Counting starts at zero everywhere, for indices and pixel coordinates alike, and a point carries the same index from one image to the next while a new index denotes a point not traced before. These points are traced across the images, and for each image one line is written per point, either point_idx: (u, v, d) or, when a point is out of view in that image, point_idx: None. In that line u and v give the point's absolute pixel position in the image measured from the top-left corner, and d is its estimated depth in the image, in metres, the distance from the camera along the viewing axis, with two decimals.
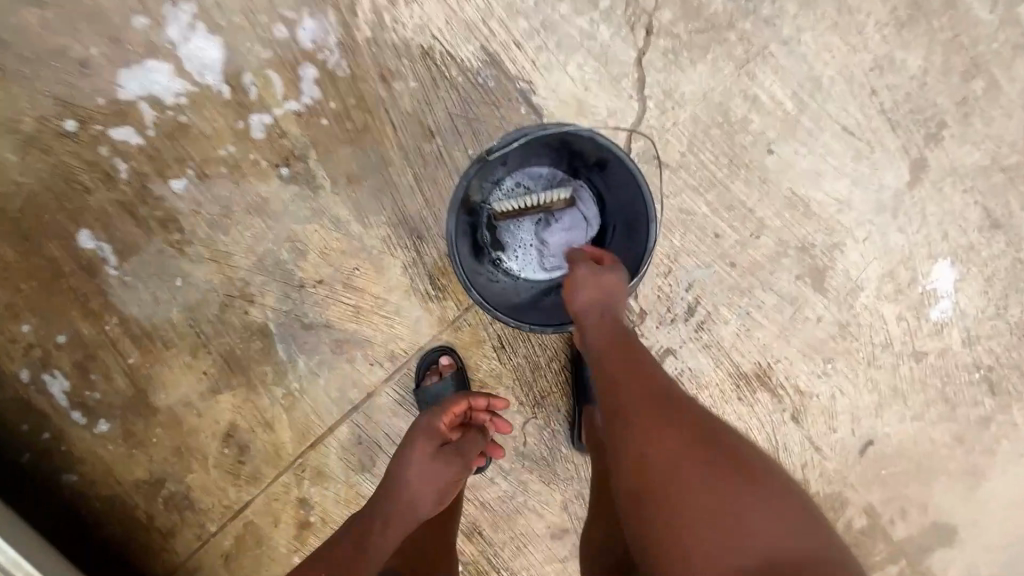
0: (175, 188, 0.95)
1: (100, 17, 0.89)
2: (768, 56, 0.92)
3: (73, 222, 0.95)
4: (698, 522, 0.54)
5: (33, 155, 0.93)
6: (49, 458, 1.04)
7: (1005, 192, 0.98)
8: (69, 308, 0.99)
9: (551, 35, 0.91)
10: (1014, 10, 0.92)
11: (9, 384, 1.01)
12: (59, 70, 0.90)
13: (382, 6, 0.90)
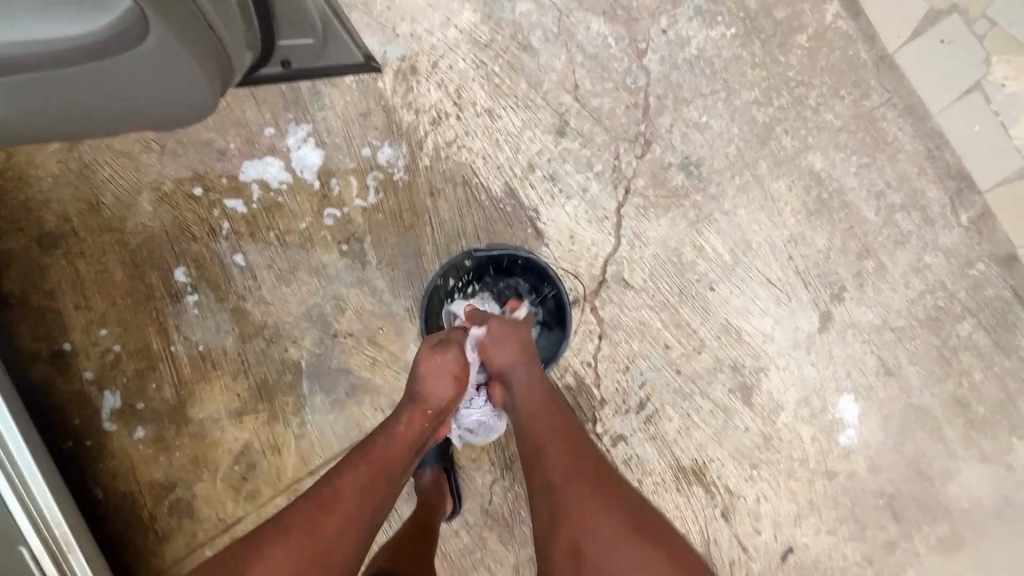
0: (235, 263, 1.24)
1: (242, 123, 1.25)
2: (714, 221, 1.26)
3: (175, 260, 1.24)
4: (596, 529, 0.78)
5: (164, 208, 1.25)
6: (92, 446, 1.24)
7: (896, 348, 1.24)
8: (149, 325, 1.24)
9: (556, 183, 1.25)
10: (896, 215, 1.26)
11: (82, 379, 1.24)
12: (203, 154, 1.25)
13: (441, 146, 1.26)
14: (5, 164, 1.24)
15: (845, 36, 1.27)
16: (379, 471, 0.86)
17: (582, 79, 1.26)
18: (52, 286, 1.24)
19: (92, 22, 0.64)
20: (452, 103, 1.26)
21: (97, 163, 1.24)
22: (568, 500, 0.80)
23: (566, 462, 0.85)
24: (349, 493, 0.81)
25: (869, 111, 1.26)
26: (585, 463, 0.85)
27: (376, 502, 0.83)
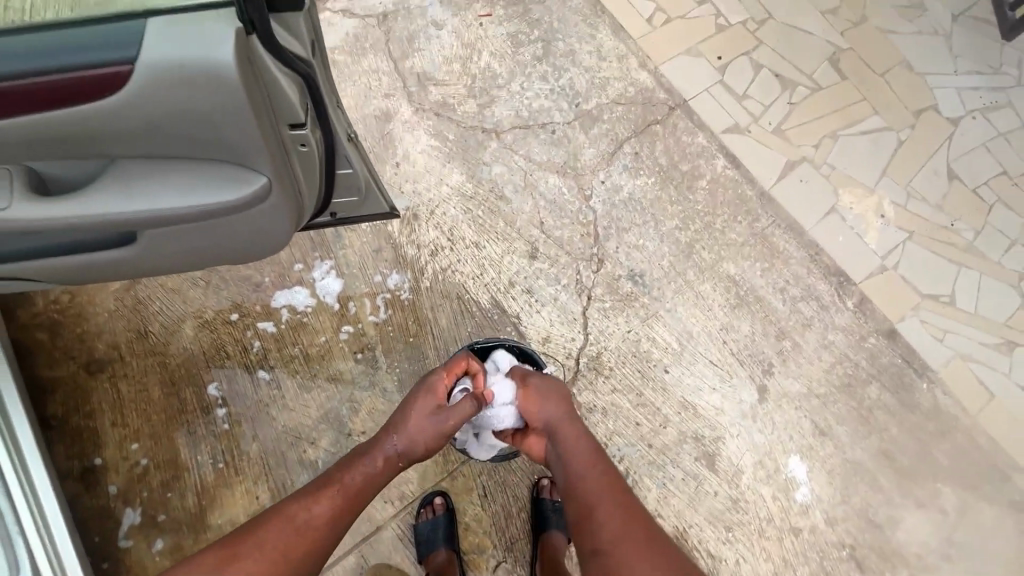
0: (262, 376, 1.44)
1: (276, 260, 1.54)
2: (660, 317, 1.57)
3: (210, 376, 1.43)
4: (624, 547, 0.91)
5: (203, 332, 1.46)
6: (110, 563, 1.30)
7: (824, 412, 1.50)
8: (179, 437, 1.38)
9: (533, 295, 1.57)
10: (798, 305, 1.61)
11: (109, 493, 1.33)
12: (241, 286, 1.51)
13: (439, 272, 1.57)
14: (64, 303, 1.45)
15: (733, 181, 1.74)
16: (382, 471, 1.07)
17: (546, 217, 1.65)
18: (92, 407, 1.39)
19: (260, 205, 0.89)
20: (446, 239, 1.61)
21: (148, 298, 1.47)
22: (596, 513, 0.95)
23: (604, 510, 0.96)
24: (312, 521, 0.96)
25: (762, 230, 1.68)
26: (617, 505, 0.96)
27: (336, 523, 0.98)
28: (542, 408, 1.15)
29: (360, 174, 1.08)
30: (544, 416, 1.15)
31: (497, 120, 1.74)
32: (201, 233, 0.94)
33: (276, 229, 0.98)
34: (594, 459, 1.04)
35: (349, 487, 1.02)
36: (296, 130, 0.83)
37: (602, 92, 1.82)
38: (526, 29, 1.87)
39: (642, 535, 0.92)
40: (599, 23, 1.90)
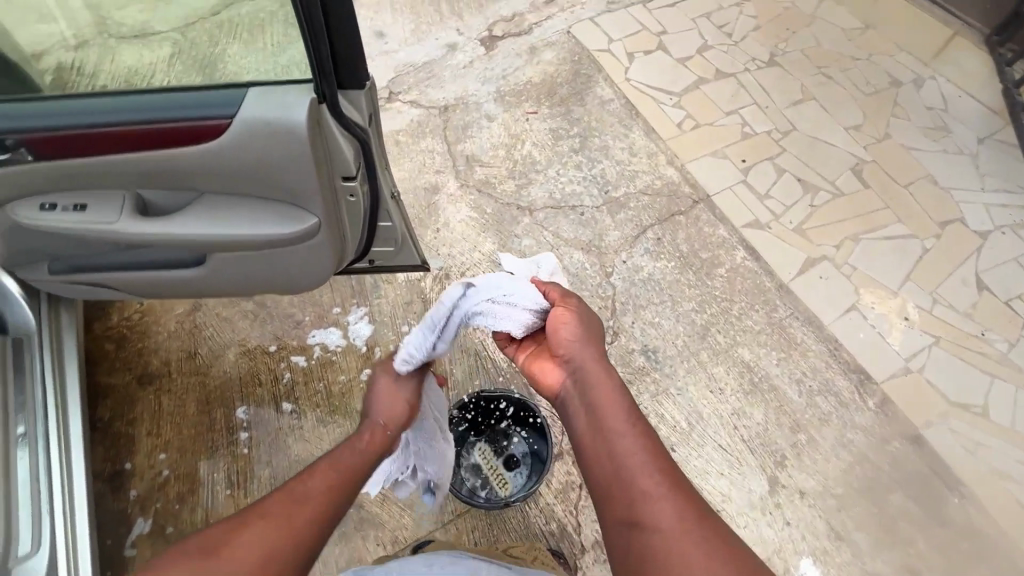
0: (285, 406, 1.55)
1: (318, 303, 1.70)
2: (670, 394, 1.59)
3: (241, 400, 1.56)
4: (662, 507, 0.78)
5: (244, 359, 1.61)
6: (112, 567, 1.35)
7: (841, 515, 1.44)
8: (201, 453, 1.48)
9: None
10: (815, 398, 1.59)
11: (128, 498, 1.42)
12: (283, 322, 1.67)
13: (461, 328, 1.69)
14: (134, 320, 1.65)
15: (752, 271, 1.81)
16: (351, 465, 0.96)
17: (567, 288, 1.76)
18: (135, 415, 1.53)
19: (312, 241, 1.06)
20: None
21: (204, 323, 1.66)
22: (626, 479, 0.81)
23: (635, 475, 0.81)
24: (313, 491, 0.86)
25: (779, 320, 1.71)
26: (656, 472, 0.81)
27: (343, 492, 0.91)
28: (572, 347, 1.03)
29: (397, 228, 1.25)
30: (569, 355, 1.02)
31: (532, 199, 1.93)
32: (264, 262, 1.12)
33: (325, 267, 1.14)
34: (634, 421, 0.89)
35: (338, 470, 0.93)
36: (347, 181, 1.01)
37: (631, 182, 1.99)
38: (567, 126, 2.12)
39: (685, 509, 0.77)
40: (633, 125, 2.13)
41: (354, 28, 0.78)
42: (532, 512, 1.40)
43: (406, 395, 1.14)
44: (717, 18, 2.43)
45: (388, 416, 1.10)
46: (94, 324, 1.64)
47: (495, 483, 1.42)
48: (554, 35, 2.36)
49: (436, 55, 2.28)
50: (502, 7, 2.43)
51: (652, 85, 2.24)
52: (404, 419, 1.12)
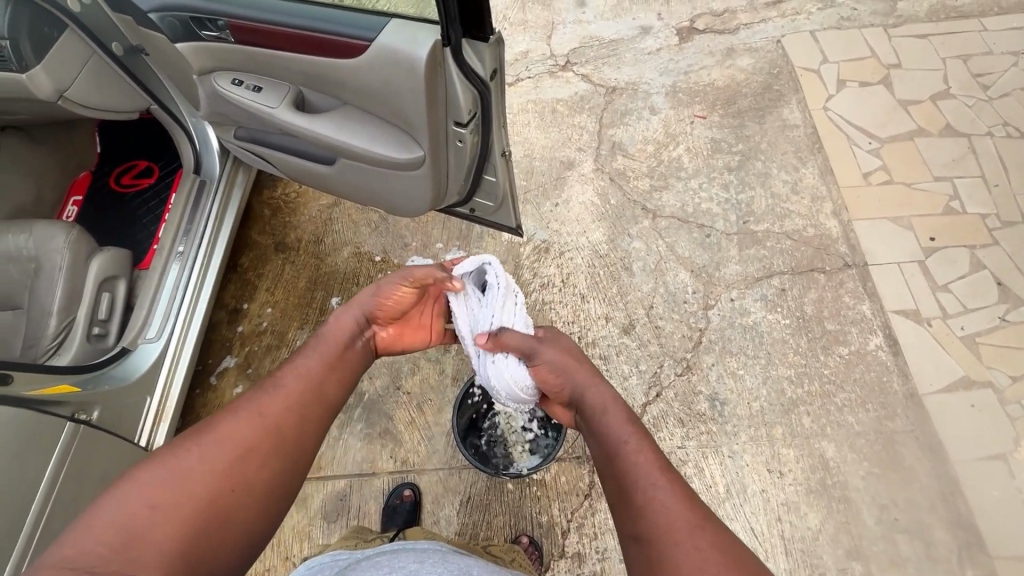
0: None
1: (427, 234, 1.86)
2: (719, 453, 1.45)
3: (337, 292, 1.79)
4: (668, 509, 0.76)
5: (352, 259, 1.84)
6: (206, 377, 1.68)
7: None
8: (295, 321, 1.75)
9: (605, 364, 1.59)
10: (896, 535, 1.33)
11: (235, 332, 1.75)
12: (394, 240, 1.86)
13: (539, 303, 1.70)
14: (290, 198, 1.97)
15: (882, 365, 1.52)
16: (333, 370, 0.99)
17: (657, 304, 1.67)
18: (263, 272, 1.85)
19: (420, 171, 1.15)
20: (560, 279, 1.74)
21: (335, 219, 1.92)
22: (631, 491, 0.81)
23: (642, 480, 0.81)
24: (280, 403, 0.89)
25: (890, 431, 1.44)
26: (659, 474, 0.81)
27: (312, 386, 0.94)
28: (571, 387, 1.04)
29: (500, 186, 1.29)
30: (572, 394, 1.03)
31: (661, 205, 1.84)
32: (380, 182, 1.24)
33: (430, 199, 1.23)
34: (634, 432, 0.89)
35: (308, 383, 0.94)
36: (457, 126, 1.07)
37: (778, 220, 1.77)
38: (732, 141, 1.94)
39: (683, 499, 0.77)
40: (809, 160, 1.87)
41: None
42: (529, 497, 1.42)
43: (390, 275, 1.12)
44: (976, 65, 1.99)
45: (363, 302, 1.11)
46: (263, 190, 1.99)
47: (515, 451, 1.45)
48: (761, 41, 2.14)
49: (626, 35, 2.22)
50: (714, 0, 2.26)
51: (853, 122, 1.93)
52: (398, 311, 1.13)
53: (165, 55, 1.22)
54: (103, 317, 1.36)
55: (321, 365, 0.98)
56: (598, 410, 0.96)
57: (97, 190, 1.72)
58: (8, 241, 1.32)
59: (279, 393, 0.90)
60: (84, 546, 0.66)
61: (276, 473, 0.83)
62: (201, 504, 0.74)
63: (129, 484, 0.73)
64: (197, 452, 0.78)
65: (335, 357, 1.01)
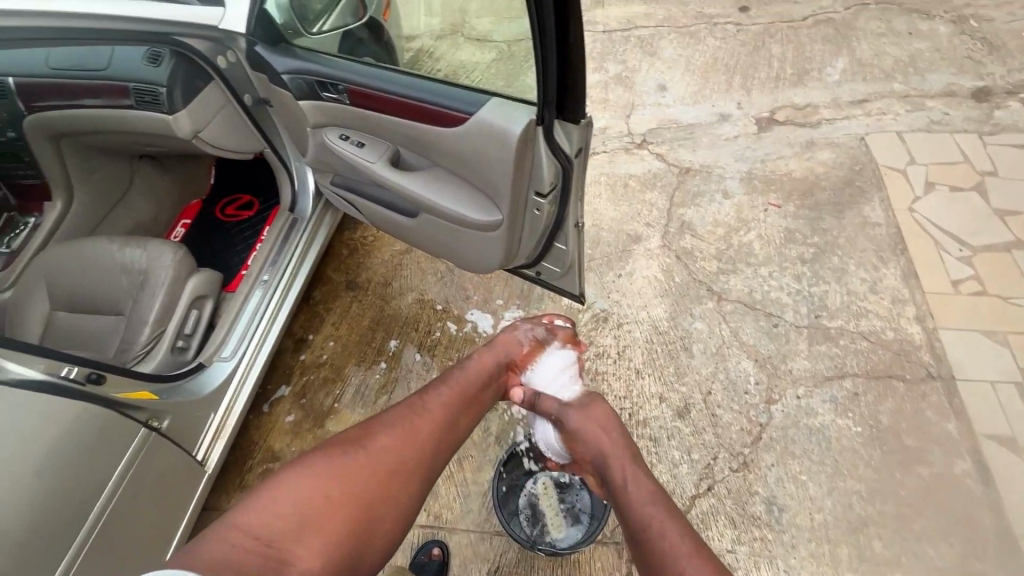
0: (423, 357, 1.79)
1: (489, 289, 1.91)
2: (773, 565, 1.33)
3: (397, 334, 1.85)
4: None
5: (415, 305, 1.91)
6: (264, 400, 1.76)
7: None
8: (353, 357, 1.82)
9: (655, 445, 1.53)
10: None
11: (297, 361, 1.83)
12: (457, 292, 1.92)
13: (592, 371, 1.69)
14: (367, 241, 2.10)
15: (967, 494, 1.38)
16: (455, 404, 1.15)
17: (716, 390, 1.60)
18: (332, 306, 1.95)
19: (497, 233, 1.20)
20: (615, 351, 1.72)
21: (405, 265, 2.02)
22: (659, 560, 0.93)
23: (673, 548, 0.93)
24: (415, 427, 1.05)
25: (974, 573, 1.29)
26: (686, 544, 0.93)
27: (441, 429, 1.09)
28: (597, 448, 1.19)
29: (569, 255, 1.32)
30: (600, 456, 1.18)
31: (727, 288, 1.81)
32: (456, 239, 1.31)
33: (502, 259, 1.28)
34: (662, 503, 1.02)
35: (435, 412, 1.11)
36: (537, 196, 1.12)
37: (853, 318, 1.69)
38: (807, 232, 1.90)
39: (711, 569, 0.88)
40: (890, 260, 1.80)
41: (579, 60, 0.90)
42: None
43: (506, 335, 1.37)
44: None
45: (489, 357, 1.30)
46: (344, 230, 2.13)
47: (550, 523, 1.39)
48: (843, 137, 2.14)
49: (704, 120, 2.28)
50: (796, 95, 2.31)
51: (941, 227, 1.85)
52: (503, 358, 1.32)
53: (287, 109, 1.38)
54: (187, 332, 1.47)
55: (448, 398, 1.15)
56: (625, 474, 1.11)
57: (204, 216, 1.91)
58: (124, 252, 1.47)
59: (412, 418, 1.07)
60: (254, 529, 0.82)
61: (406, 493, 0.97)
62: (346, 513, 0.88)
63: (286, 483, 0.89)
64: (342, 463, 0.94)
65: (458, 393, 1.18)
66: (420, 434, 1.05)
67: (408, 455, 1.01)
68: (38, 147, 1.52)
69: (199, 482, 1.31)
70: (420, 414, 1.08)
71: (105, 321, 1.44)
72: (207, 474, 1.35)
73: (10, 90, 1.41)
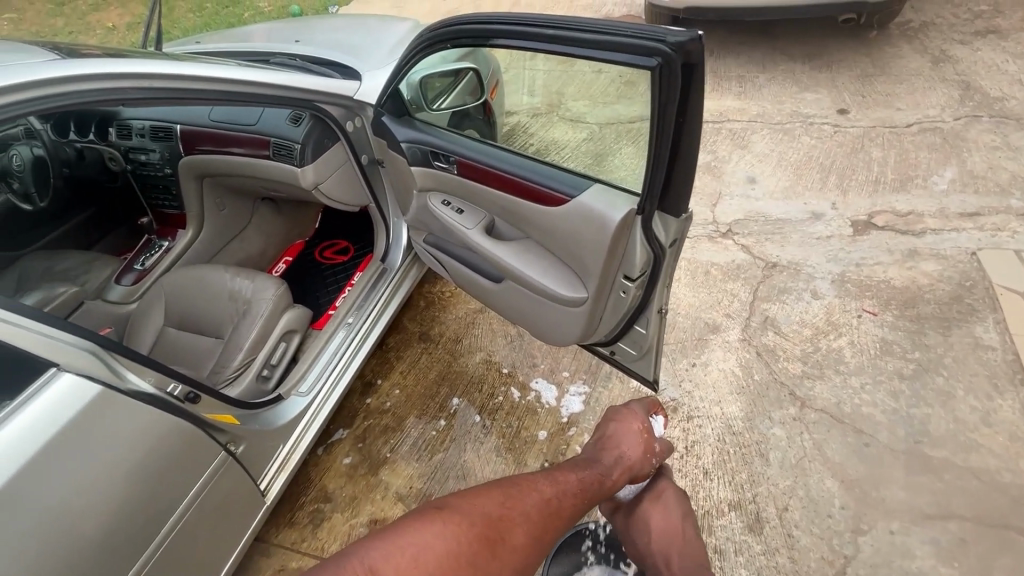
0: (481, 418, 1.79)
1: (557, 360, 1.90)
2: None
3: (460, 392, 1.87)
4: None
5: (481, 365, 1.94)
6: (325, 438, 1.81)
7: None
8: (415, 408, 1.85)
9: (720, 559, 1.41)
10: None
11: (362, 404, 1.88)
12: (524, 358, 1.93)
13: None
14: (444, 296, 2.19)
15: None
16: (581, 507, 1.10)
17: (793, 507, 1.47)
18: (403, 355, 2.01)
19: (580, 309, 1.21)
20: (683, 445, 1.63)
21: (477, 325, 2.07)
22: None
23: None
24: (545, 526, 1.01)
25: None
26: None
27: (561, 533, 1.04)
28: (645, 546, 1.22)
29: (648, 339, 1.30)
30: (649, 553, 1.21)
31: (812, 395, 1.69)
32: (538, 309, 1.33)
33: (581, 334, 1.27)
34: None
35: (564, 510, 1.06)
36: (625, 279, 1.13)
37: (960, 451, 1.52)
38: (907, 346, 1.77)
39: None
40: (1006, 391, 1.62)
41: (690, 161, 0.94)
42: None
43: (637, 450, 1.24)
44: None
45: (619, 468, 1.21)
46: (424, 284, 2.23)
47: None
48: (951, 249, 2.01)
49: (794, 216, 2.24)
50: (898, 201, 2.22)
51: None
52: (631, 461, 1.23)
53: (398, 172, 1.52)
54: (272, 363, 1.56)
55: (578, 499, 1.10)
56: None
57: (303, 256, 2.08)
58: (234, 282, 1.62)
59: (546, 514, 1.03)
60: None
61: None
62: None
63: (417, 547, 0.87)
64: (480, 549, 0.90)
65: (587, 495, 1.12)
66: (546, 539, 1.01)
67: (531, 556, 0.97)
68: (184, 184, 1.74)
69: (255, 513, 1.33)
70: (555, 513, 1.04)
71: (206, 342, 1.57)
72: (264, 505, 1.37)
73: (175, 136, 1.66)
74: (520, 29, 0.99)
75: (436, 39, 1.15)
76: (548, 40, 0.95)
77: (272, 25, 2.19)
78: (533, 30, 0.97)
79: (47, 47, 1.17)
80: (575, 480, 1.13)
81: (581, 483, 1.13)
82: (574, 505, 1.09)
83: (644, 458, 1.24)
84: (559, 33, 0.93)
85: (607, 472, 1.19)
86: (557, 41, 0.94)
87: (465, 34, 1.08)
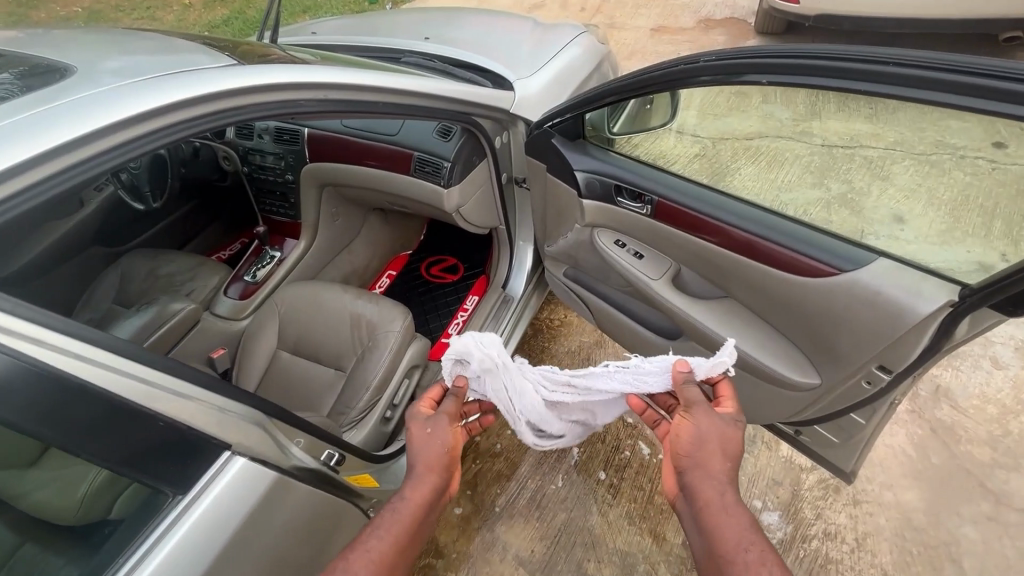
0: (606, 475, 1.59)
1: None
2: None
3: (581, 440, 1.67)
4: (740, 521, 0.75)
5: None
6: None
7: None
8: (529, 454, 1.66)
9: None
10: None
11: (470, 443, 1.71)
12: None
13: (821, 556, 1.39)
14: (554, 323, 2.00)
15: None
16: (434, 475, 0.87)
17: None
18: None
19: (799, 392, 1.02)
20: (853, 536, 1.41)
21: (594, 362, 1.87)
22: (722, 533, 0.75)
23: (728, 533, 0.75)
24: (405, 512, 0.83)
25: None
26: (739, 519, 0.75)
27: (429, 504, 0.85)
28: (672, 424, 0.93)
29: (863, 431, 1.08)
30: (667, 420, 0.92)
31: (1007, 490, 1.44)
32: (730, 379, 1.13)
33: (787, 413, 1.08)
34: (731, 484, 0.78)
35: (423, 495, 0.85)
36: (880, 370, 0.89)
37: None
38: None
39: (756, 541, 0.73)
40: None
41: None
42: None
43: (443, 433, 0.90)
44: None
45: (430, 465, 0.87)
46: None
47: None
48: None
49: None
50: None
51: None
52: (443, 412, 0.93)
53: (558, 200, 1.32)
54: (395, 403, 1.40)
55: (424, 474, 0.86)
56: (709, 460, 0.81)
57: (409, 272, 1.92)
58: (359, 307, 1.47)
59: (401, 504, 0.84)
60: None
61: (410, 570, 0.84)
62: None
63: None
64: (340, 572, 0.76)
65: (432, 466, 0.87)
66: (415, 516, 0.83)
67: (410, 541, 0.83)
68: (304, 191, 1.59)
69: None
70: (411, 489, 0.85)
71: (326, 374, 1.42)
72: None
73: (302, 140, 1.50)
74: (885, 71, 0.73)
75: (691, 73, 0.93)
76: (944, 89, 0.69)
77: (339, 21, 2.02)
78: (917, 73, 0.71)
79: (208, 46, 1.01)
80: (414, 471, 0.87)
81: (424, 461, 0.88)
82: (428, 483, 0.86)
83: (445, 434, 0.90)
84: (977, 82, 0.66)
85: (421, 428, 0.91)
86: (918, 83, 0.71)
87: (777, 70, 0.83)
